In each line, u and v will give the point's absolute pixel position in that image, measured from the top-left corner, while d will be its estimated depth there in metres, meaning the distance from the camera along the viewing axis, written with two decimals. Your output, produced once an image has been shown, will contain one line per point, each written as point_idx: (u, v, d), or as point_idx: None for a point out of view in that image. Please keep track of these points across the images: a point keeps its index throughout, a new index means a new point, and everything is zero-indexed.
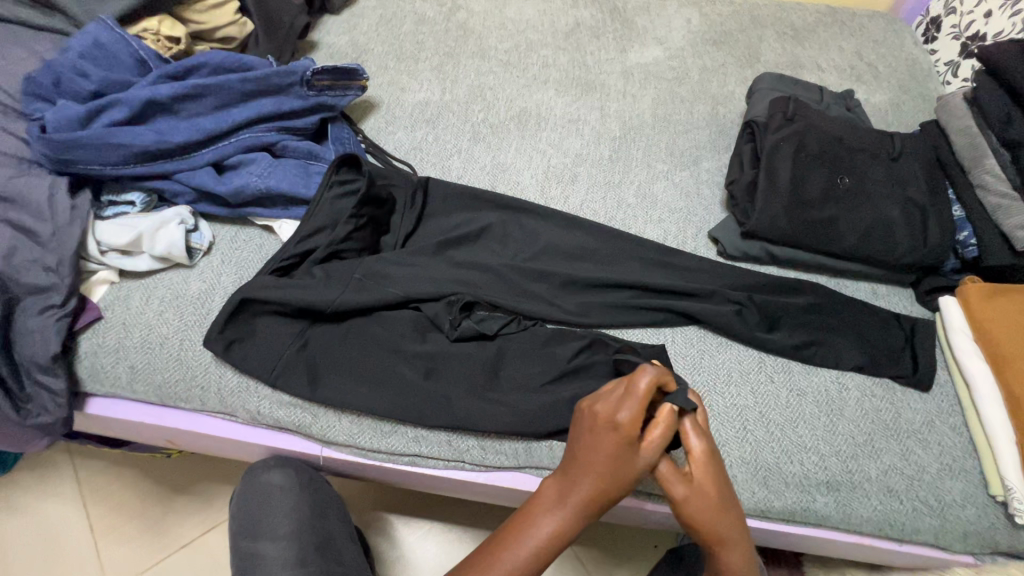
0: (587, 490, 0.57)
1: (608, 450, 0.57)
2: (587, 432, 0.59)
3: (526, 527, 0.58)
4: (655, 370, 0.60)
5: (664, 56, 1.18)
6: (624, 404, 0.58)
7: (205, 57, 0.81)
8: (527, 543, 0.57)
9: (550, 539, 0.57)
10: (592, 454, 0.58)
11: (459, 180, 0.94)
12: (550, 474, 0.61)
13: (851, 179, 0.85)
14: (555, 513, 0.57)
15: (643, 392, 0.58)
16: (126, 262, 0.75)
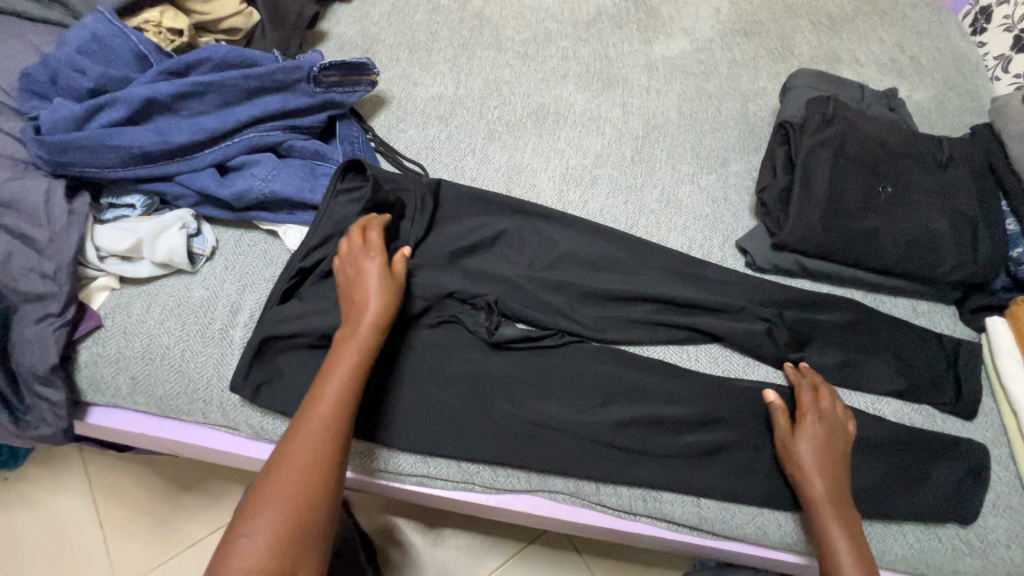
0: (381, 314, 0.64)
1: (375, 282, 0.66)
2: (349, 288, 0.67)
3: (337, 358, 0.62)
4: (378, 221, 0.72)
5: (691, 49, 1.11)
6: (371, 249, 0.68)
7: (207, 51, 0.77)
8: (332, 372, 0.61)
9: (357, 362, 0.62)
10: (359, 295, 0.66)
11: (473, 182, 0.90)
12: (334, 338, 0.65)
13: (895, 188, 0.79)
14: (353, 348, 0.62)
15: (376, 239, 0.69)
16: (127, 268, 0.72)
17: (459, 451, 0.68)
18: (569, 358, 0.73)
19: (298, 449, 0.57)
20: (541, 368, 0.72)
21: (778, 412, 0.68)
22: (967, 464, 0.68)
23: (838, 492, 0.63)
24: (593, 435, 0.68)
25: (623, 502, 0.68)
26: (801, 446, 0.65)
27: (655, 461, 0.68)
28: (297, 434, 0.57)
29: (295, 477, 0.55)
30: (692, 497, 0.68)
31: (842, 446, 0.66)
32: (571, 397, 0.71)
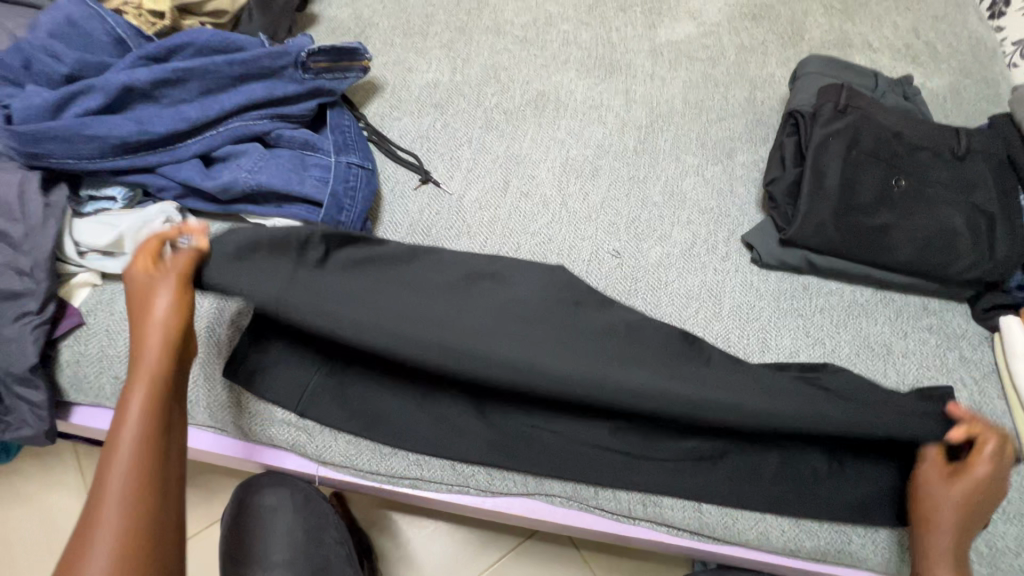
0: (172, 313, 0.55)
1: (156, 276, 0.57)
2: (136, 291, 0.57)
3: (139, 360, 0.54)
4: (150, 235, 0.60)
5: (697, 33, 1.07)
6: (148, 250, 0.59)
7: (189, 35, 0.73)
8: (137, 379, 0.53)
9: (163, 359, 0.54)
10: (149, 284, 0.57)
11: (469, 172, 0.86)
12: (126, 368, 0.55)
13: (909, 182, 0.76)
14: (147, 359, 0.54)
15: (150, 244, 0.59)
16: (108, 264, 0.69)
17: (453, 454, 0.66)
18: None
19: (118, 469, 0.49)
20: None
21: (934, 452, 0.61)
22: None
23: (967, 538, 0.58)
24: (591, 439, 0.66)
25: (622, 506, 0.66)
26: (946, 491, 0.59)
27: (654, 465, 0.66)
28: (108, 469, 0.49)
29: (126, 491, 0.48)
30: (694, 502, 0.66)
31: (995, 498, 0.58)
32: (570, 402, 0.67)
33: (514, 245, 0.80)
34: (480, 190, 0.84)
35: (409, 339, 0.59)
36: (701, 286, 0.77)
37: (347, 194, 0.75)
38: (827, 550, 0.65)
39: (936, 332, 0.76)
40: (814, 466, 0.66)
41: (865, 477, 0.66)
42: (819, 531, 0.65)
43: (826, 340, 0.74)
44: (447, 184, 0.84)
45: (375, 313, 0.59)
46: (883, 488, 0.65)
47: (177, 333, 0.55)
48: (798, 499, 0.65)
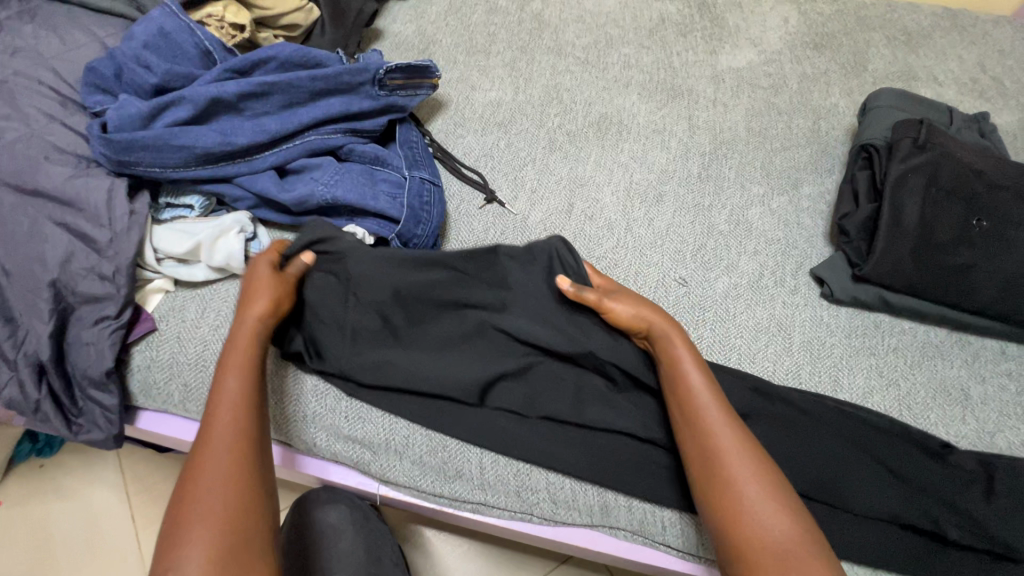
0: (262, 310, 0.61)
1: (267, 274, 0.64)
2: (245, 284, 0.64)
3: (227, 358, 0.57)
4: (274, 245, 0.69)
5: (758, 61, 1.06)
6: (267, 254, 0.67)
7: (273, 49, 0.74)
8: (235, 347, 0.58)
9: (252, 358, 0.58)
10: (254, 280, 0.63)
11: (533, 193, 0.86)
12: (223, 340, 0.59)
13: (990, 222, 0.74)
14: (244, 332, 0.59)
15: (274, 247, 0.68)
16: (183, 271, 0.70)
17: (500, 448, 0.64)
18: (619, 360, 0.67)
19: (217, 438, 0.51)
20: (584, 379, 0.67)
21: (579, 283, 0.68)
22: None
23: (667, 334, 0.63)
24: (663, 474, 0.64)
25: (692, 545, 0.64)
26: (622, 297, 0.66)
27: None
28: (212, 428, 0.52)
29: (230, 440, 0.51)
30: None
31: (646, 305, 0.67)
32: (621, 413, 0.65)
33: None
34: (544, 212, 0.84)
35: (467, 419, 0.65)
36: (771, 319, 0.76)
37: (422, 209, 0.75)
38: None
39: (1016, 379, 0.73)
40: (904, 514, 0.62)
41: (957, 527, 0.61)
42: None
43: (900, 381, 0.72)
44: (511, 204, 0.84)
45: (412, 368, 0.65)
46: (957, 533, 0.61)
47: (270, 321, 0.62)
48: (877, 549, 0.62)
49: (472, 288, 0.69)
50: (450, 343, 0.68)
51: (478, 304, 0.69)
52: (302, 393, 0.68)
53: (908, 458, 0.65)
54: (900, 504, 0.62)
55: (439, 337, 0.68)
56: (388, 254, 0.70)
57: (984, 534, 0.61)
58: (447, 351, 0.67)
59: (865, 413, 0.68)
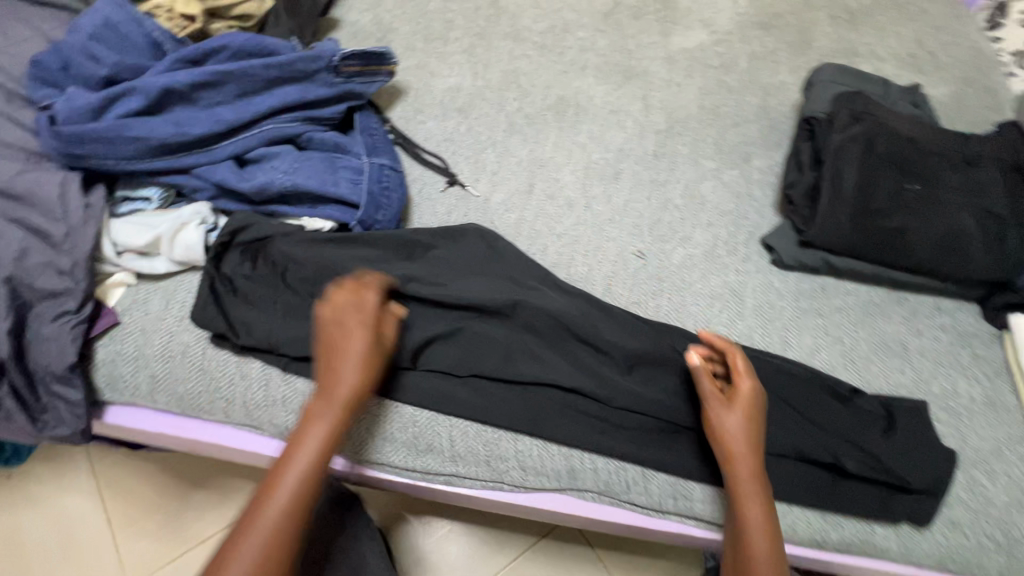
0: (359, 383, 0.61)
1: (368, 338, 0.62)
2: (331, 350, 0.61)
3: (302, 443, 0.58)
4: (381, 284, 0.66)
5: (710, 41, 1.09)
6: (361, 313, 0.62)
7: (226, 38, 0.74)
8: (324, 420, 0.59)
9: (329, 444, 0.59)
10: (340, 361, 0.61)
11: (494, 175, 0.87)
12: (316, 402, 0.60)
13: (921, 187, 0.78)
14: (329, 419, 0.59)
15: (365, 299, 0.63)
16: (144, 264, 0.70)
17: (435, 404, 0.68)
18: (539, 319, 0.70)
19: (259, 526, 0.54)
20: (512, 337, 0.70)
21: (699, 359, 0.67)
22: (980, 457, 0.70)
23: (757, 445, 0.63)
24: (622, 434, 0.68)
25: (654, 500, 0.68)
26: (733, 418, 0.64)
27: (684, 460, 0.68)
28: (260, 513, 0.55)
29: (272, 527, 0.54)
30: (721, 493, 0.68)
31: (761, 397, 0.66)
32: (549, 368, 0.69)
33: (542, 246, 0.81)
34: (505, 193, 0.86)
35: (437, 393, 0.68)
36: (724, 286, 0.79)
37: (383, 193, 0.77)
38: (853, 542, 0.67)
39: (949, 331, 0.78)
40: (847, 458, 0.67)
41: (895, 468, 0.66)
42: (844, 523, 0.67)
43: (845, 338, 0.77)
44: (473, 186, 0.86)
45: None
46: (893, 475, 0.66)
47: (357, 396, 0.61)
48: (822, 491, 0.67)
49: (433, 270, 0.73)
50: None
51: (439, 283, 0.71)
52: (270, 377, 0.69)
53: (847, 407, 0.70)
54: (831, 445, 0.67)
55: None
56: (316, 232, 0.73)
57: (916, 472, 0.66)
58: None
59: (807, 367, 0.73)
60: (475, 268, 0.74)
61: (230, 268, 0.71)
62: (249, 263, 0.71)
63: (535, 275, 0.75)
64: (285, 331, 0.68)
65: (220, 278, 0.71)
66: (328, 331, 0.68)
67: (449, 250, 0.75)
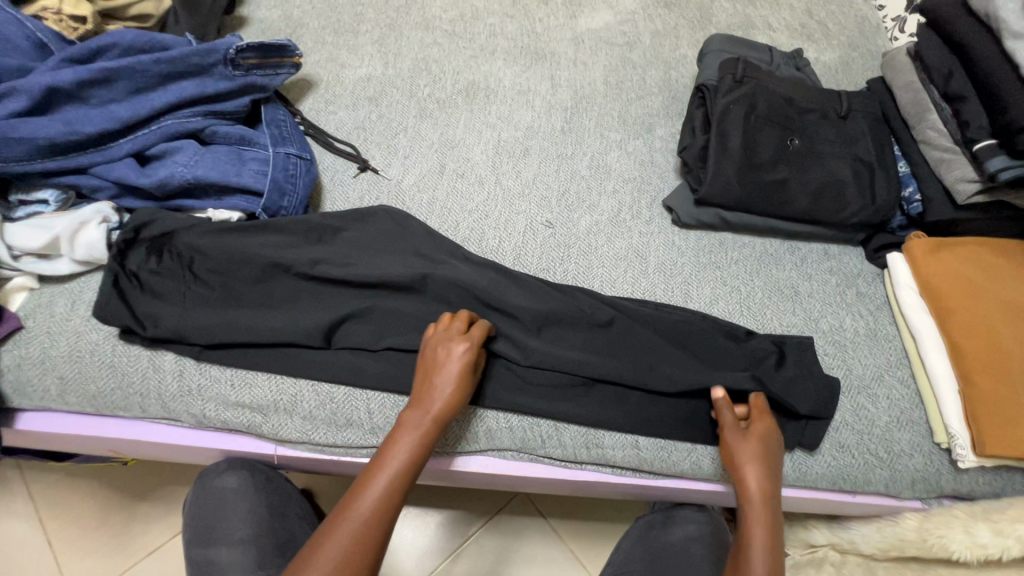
0: (455, 403, 0.64)
1: (457, 368, 0.65)
2: (426, 375, 0.65)
3: (387, 460, 0.60)
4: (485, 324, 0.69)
5: (615, 21, 1.13)
6: (455, 339, 0.66)
7: (113, 37, 0.75)
8: (410, 435, 0.61)
9: (416, 453, 0.61)
10: (439, 381, 0.64)
11: (406, 159, 0.90)
12: (403, 429, 0.62)
13: (801, 141, 0.84)
14: (417, 432, 0.62)
15: (473, 336, 0.67)
16: (45, 266, 0.70)
17: (351, 379, 0.70)
18: (447, 290, 0.73)
19: (338, 542, 0.55)
20: (423, 309, 0.73)
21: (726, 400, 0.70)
22: (863, 383, 0.76)
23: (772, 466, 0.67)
24: (534, 390, 0.72)
25: (568, 452, 0.71)
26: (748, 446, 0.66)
27: (595, 411, 0.71)
28: (335, 527, 0.56)
29: (349, 542, 0.55)
30: (631, 439, 0.72)
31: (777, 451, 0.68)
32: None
33: (453, 223, 0.84)
34: (417, 175, 0.88)
35: (352, 368, 0.70)
36: (629, 248, 0.84)
37: (288, 180, 0.78)
38: None
39: (836, 273, 0.85)
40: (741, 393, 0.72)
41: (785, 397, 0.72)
42: None
43: (741, 287, 0.82)
44: (385, 170, 0.88)
45: (250, 320, 0.69)
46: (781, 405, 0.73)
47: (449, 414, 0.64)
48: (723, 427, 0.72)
49: (340, 251, 0.74)
50: (290, 293, 0.72)
51: (347, 264, 0.73)
52: (184, 368, 0.70)
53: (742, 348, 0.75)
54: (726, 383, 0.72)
55: (278, 291, 0.72)
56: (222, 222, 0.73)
57: (804, 400, 0.72)
58: (286, 302, 0.72)
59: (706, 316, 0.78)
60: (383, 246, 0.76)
61: (134, 264, 0.70)
62: (155, 258, 0.71)
63: (445, 247, 0.78)
64: (191, 321, 0.68)
65: (125, 274, 0.70)
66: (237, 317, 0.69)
67: (358, 231, 0.77)
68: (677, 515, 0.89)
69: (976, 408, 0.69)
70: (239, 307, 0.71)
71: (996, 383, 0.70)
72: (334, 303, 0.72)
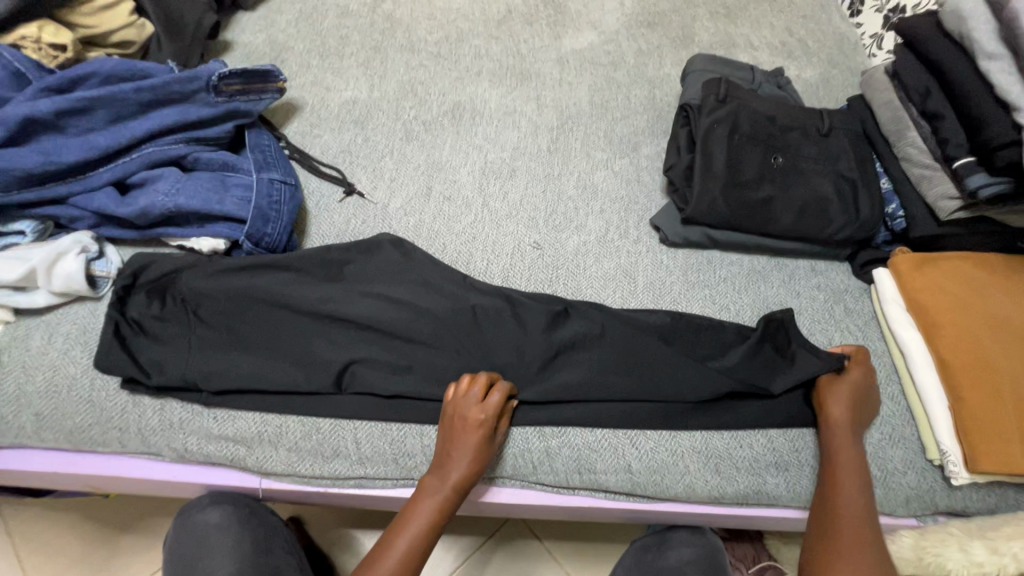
0: (470, 476, 0.65)
1: (474, 440, 0.65)
2: (448, 441, 0.66)
3: (409, 524, 0.65)
4: (507, 386, 0.68)
5: (599, 41, 1.14)
6: (483, 410, 0.66)
7: (92, 66, 0.75)
8: (430, 497, 0.65)
9: (435, 520, 0.65)
10: (459, 449, 0.65)
11: (393, 182, 0.89)
12: (426, 491, 0.66)
13: (785, 158, 0.85)
14: (438, 496, 0.65)
15: (494, 404, 0.66)
16: (20, 299, 0.68)
17: (337, 411, 0.69)
18: (456, 318, 0.73)
19: None
20: (433, 337, 0.72)
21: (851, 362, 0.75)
22: None
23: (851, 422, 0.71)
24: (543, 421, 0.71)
25: (560, 478, 0.70)
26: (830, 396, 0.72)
27: (603, 439, 0.71)
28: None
29: None
30: (624, 463, 0.70)
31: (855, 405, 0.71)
32: (468, 368, 0.71)
33: (441, 246, 0.84)
34: (404, 198, 0.88)
35: (339, 400, 0.69)
36: (617, 268, 0.84)
37: (272, 207, 0.77)
38: (747, 494, 0.71)
39: (824, 289, 0.85)
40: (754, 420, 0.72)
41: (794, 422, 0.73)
42: (738, 477, 0.71)
43: (730, 305, 0.82)
44: (371, 194, 0.88)
45: (257, 364, 0.68)
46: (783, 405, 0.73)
47: (470, 481, 0.65)
48: (715, 449, 0.72)
49: (347, 285, 0.74)
50: (294, 328, 0.71)
51: (354, 298, 0.73)
52: (188, 408, 0.68)
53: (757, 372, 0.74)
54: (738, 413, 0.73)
55: (281, 326, 0.71)
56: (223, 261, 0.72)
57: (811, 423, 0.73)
58: (290, 339, 0.70)
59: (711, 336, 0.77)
60: (387, 278, 0.76)
61: (136, 311, 0.69)
62: (157, 302, 0.70)
63: (449, 271, 0.77)
64: (201, 364, 0.67)
65: (126, 321, 0.69)
66: (244, 356, 0.69)
67: (353, 262, 0.76)
68: (673, 537, 0.88)
69: (967, 425, 0.69)
70: (244, 346, 0.69)
71: (985, 399, 0.70)
72: (339, 336, 0.71)
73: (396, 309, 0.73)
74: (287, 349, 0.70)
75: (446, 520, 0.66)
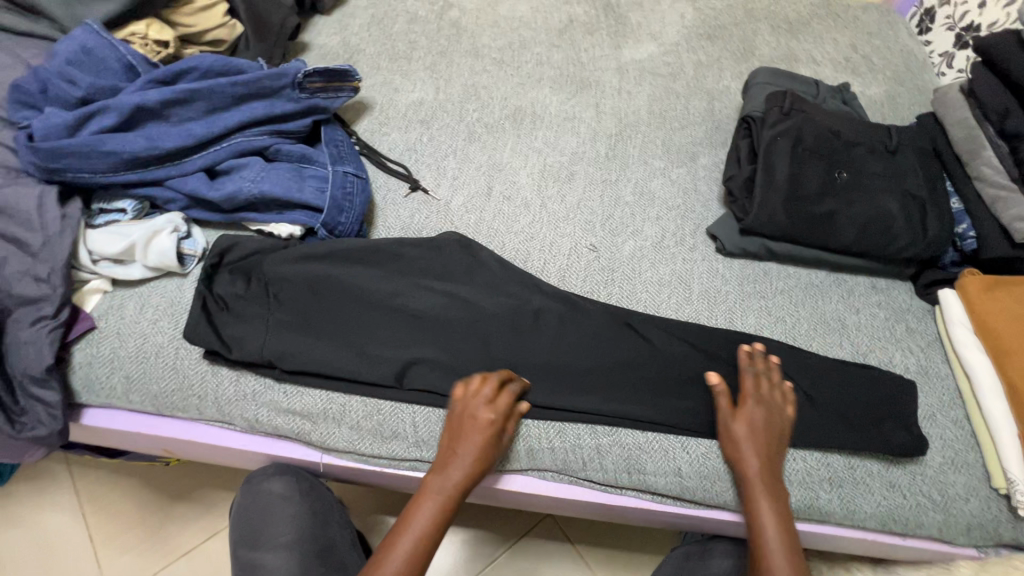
0: (474, 472, 0.66)
1: (479, 436, 0.67)
2: (454, 439, 0.67)
3: (411, 522, 0.65)
4: (515, 388, 0.70)
5: (659, 52, 1.16)
6: (490, 408, 0.67)
7: (193, 61, 0.81)
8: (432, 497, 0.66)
9: (439, 518, 0.65)
10: (463, 445, 0.67)
11: (455, 180, 0.93)
12: (429, 490, 0.66)
13: (849, 173, 0.85)
14: (442, 494, 0.66)
15: (503, 404, 0.68)
16: (118, 271, 0.74)
17: (398, 395, 0.72)
18: (515, 316, 0.77)
19: None
20: (491, 331, 0.75)
21: None
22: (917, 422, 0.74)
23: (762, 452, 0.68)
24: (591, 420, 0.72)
25: (609, 476, 0.71)
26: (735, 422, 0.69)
27: (649, 441, 0.72)
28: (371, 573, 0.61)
29: None
30: (675, 466, 0.71)
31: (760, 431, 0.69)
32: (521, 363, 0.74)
33: (500, 244, 0.86)
34: (465, 196, 0.91)
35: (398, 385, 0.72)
36: (672, 274, 0.85)
37: (346, 198, 0.81)
38: (799, 507, 0.70)
39: (885, 307, 0.83)
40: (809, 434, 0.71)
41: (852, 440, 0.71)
42: (789, 489, 0.70)
43: (786, 318, 0.82)
44: (435, 191, 0.91)
45: (329, 349, 0.72)
46: (846, 417, 0.72)
47: (474, 477, 0.66)
48: None
49: (412, 277, 0.78)
50: (360, 315, 0.75)
51: (419, 291, 0.77)
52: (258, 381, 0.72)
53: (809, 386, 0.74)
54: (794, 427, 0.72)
55: (349, 312, 0.75)
56: (301, 249, 0.77)
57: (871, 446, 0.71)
58: (357, 325, 0.74)
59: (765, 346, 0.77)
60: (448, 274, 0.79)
61: (221, 289, 0.74)
62: (241, 282, 0.75)
63: (509, 271, 0.80)
64: (274, 343, 0.71)
65: (212, 297, 0.74)
66: (311, 337, 0.73)
67: (417, 254, 0.80)
68: (715, 548, 0.87)
69: None
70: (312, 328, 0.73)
71: None
72: (401, 324, 0.75)
73: (460, 304, 0.77)
74: (353, 334, 0.74)
75: (450, 517, 0.67)
